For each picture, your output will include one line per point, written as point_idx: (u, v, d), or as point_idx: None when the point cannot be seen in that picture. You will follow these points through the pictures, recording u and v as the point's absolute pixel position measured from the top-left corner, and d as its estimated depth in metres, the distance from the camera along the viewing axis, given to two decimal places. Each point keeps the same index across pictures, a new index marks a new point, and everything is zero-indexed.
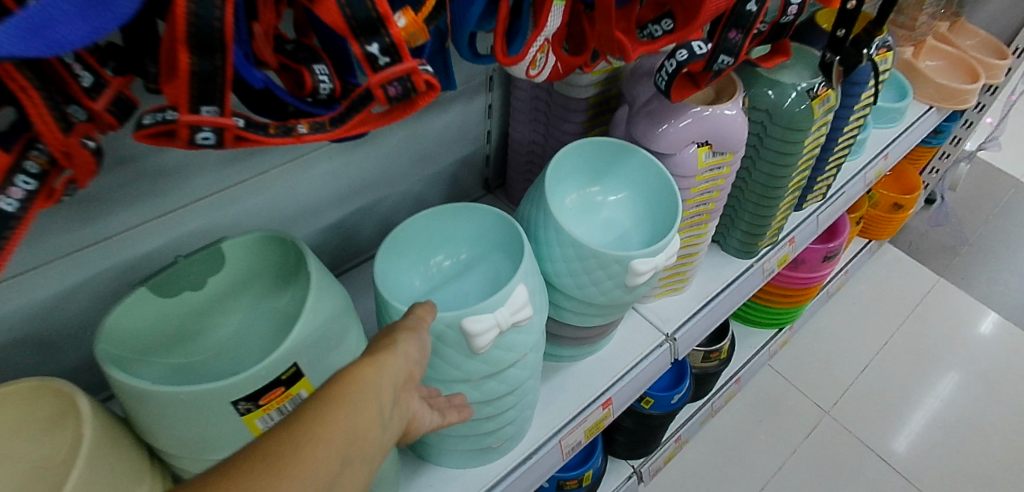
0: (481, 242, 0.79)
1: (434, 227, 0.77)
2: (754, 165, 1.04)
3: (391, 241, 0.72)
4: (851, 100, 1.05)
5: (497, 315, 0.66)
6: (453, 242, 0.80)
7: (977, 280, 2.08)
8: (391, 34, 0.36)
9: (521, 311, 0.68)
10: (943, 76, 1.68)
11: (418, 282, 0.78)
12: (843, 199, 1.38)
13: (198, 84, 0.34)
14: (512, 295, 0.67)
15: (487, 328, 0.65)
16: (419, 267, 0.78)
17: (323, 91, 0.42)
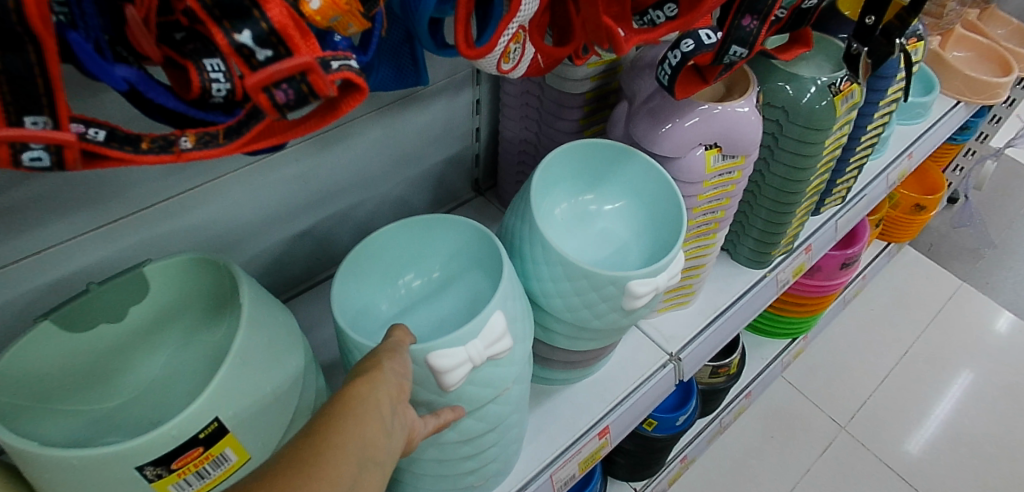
0: (456, 258, 0.69)
1: (403, 243, 0.67)
2: (768, 168, 0.94)
3: (351, 264, 0.62)
4: (877, 95, 0.94)
5: (469, 349, 0.53)
6: (425, 258, 0.70)
7: (1003, 285, 1.97)
8: (272, 18, 0.28)
9: (498, 343, 0.54)
10: (972, 68, 1.57)
11: (387, 307, 0.68)
12: (863, 202, 1.27)
13: (11, 85, 0.25)
14: (489, 325, 0.54)
15: (458, 364, 0.52)
16: (387, 288, 0.69)
17: (218, 94, 0.32)
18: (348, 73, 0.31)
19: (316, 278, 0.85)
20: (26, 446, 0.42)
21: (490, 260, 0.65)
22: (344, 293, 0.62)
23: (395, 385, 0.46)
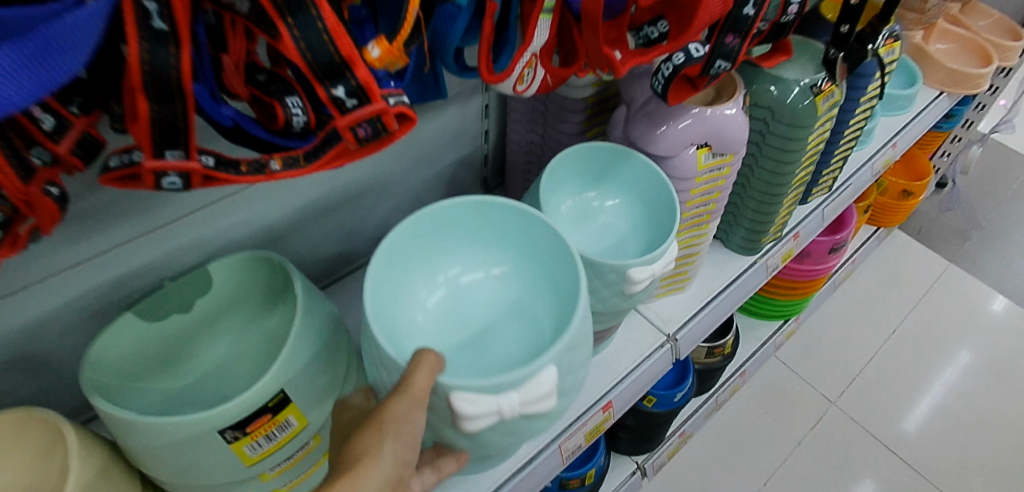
0: (520, 257, 0.68)
1: (467, 220, 0.67)
2: (756, 162, 1.02)
3: (410, 225, 0.63)
4: (857, 93, 1.01)
5: (502, 401, 0.50)
6: (485, 255, 0.69)
7: (988, 265, 2.05)
8: (357, 77, 0.36)
9: (537, 402, 0.51)
10: (956, 60, 1.63)
11: (428, 294, 0.67)
12: (849, 191, 1.35)
13: (160, 130, 0.33)
14: (531, 381, 0.51)
15: (483, 412, 0.50)
16: (433, 276, 0.68)
17: (297, 123, 0.40)
18: (404, 108, 0.38)
19: (342, 271, 0.92)
20: (128, 416, 0.49)
21: (554, 274, 0.64)
22: (390, 266, 0.62)
23: (393, 469, 0.45)
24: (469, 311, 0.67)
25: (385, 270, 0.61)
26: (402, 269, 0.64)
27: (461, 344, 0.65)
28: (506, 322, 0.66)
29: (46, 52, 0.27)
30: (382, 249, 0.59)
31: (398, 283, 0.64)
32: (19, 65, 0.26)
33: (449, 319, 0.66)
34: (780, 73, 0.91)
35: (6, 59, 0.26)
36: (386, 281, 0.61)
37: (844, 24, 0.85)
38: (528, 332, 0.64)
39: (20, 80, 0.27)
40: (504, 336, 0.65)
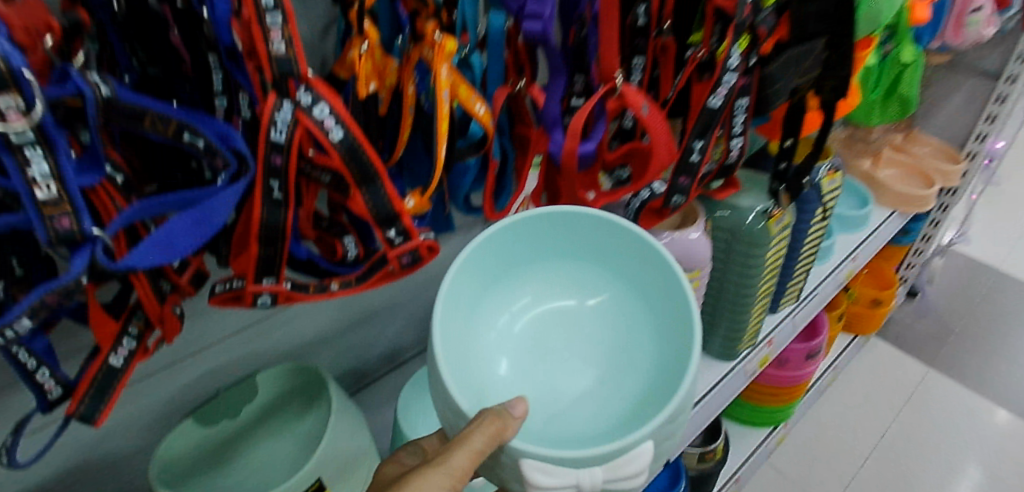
0: (627, 291, 0.63)
1: (578, 237, 0.62)
2: (724, 276, 1.16)
3: (513, 229, 0.58)
4: (806, 215, 1.17)
5: (583, 475, 0.47)
6: (589, 280, 0.64)
7: (967, 370, 2.13)
8: (404, 221, 0.49)
9: (622, 479, 0.48)
10: (904, 183, 1.69)
11: (514, 307, 0.64)
12: (816, 300, 1.45)
13: (262, 262, 0.46)
14: (623, 457, 0.47)
15: (564, 487, 0.47)
16: (527, 291, 0.64)
17: (350, 255, 0.55)
18: (433, 242, 0.51)
19: (372, 377, 0.97)
20: None
21: (660, 311, 0.59)
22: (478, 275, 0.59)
23: None
24: (553, 333, 0.64)
25: (471, 276, 0.57)
26: (493, 278, 0.61)
27: (526, 368, 0.62)
28: (584, 356, 0.63)
29: (204, 218, 0.41)
30: (472, 251, 0.56)
31: (484, 288, 0.61)
32: (189, 227, 0.40)
33: (526, 335, 0.64)
34: (737, 201, 1.06)
35: (181, 223, 0.40)
36: (471, 292, 0.58)
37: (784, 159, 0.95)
38: (617, 382, 0.60)
39: (190, 235, 0.40)
40: (579, 368, 0.62)
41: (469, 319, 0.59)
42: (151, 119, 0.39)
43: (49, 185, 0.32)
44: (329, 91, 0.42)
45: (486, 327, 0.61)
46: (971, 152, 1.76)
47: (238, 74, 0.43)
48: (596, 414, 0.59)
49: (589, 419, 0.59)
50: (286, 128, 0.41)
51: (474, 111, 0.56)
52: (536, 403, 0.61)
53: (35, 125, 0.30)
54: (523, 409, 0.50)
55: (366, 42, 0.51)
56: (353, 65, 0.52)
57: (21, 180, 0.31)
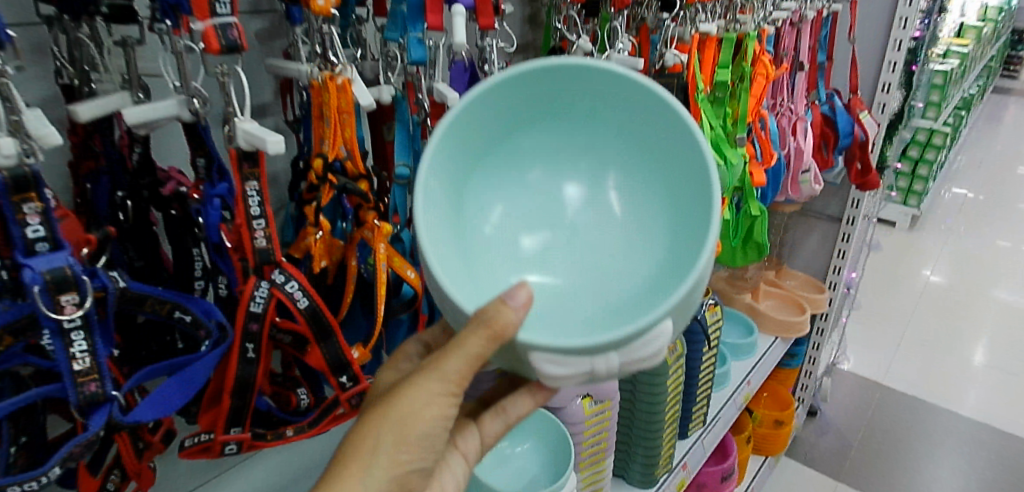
0: (639, 151, 0.51)
1: (570, 100, 0.49)
2: (634, 406, 1.16)
3: (479, 109, 0.46)
4: (697, 345, 1.27)
5: (598, 361, 0.40)
6: (589, 144, 0.52)
7: (888, 476, 1.94)
8: (353, 368, 0.60)
9: (642, 362, 0.41)
10: (781, 313, 1.76)
11: (499, 211, 0.52)
12: (720, 424, 1.50)
13: (232, 414, 0.55)
14: (641, 340, 0.40)
15: (577, 373, 0.41)
16: (516, 177, 0.52)
17: (303, 403, 0.64)
18: None
19: None
20: None
21: (691, 176, 0.47)
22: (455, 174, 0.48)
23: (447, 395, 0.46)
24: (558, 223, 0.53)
25: (440, 180, 0.46)
26: (472, 170, 0.50)
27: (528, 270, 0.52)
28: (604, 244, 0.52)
29: (189, 380, 0.50)
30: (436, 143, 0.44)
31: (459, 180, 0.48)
32: (176, 388, 0.49)
33: (531, 231, 0.53)
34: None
35: (169, 386, 0.49)
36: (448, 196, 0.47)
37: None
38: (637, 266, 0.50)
39: (178, 394, 0.49)
40: (598, 255, 0.52)
41: (453, 232, 0.48)
42: (153, 302, 0.49)
43: (85, 359, 0.41)
44: (297, 270, 0.54)
45: (476, 239, 0.50)
46: (833, 282, 1.83)
47: (221, 262, 0.55)
48: (617, 295, 0.49)
49: (601, 301, 0.49)
50: (263, 301, 0.53)
51: (407, 276, 0.68)
52: (548, 305, 0.50)
53: (83, 313, 0.41)
54: (525, 299, 0.42)
55: (320, 231, 0.64)
56: (308, 247, 0.65)
57: (65, 358, 0.41)
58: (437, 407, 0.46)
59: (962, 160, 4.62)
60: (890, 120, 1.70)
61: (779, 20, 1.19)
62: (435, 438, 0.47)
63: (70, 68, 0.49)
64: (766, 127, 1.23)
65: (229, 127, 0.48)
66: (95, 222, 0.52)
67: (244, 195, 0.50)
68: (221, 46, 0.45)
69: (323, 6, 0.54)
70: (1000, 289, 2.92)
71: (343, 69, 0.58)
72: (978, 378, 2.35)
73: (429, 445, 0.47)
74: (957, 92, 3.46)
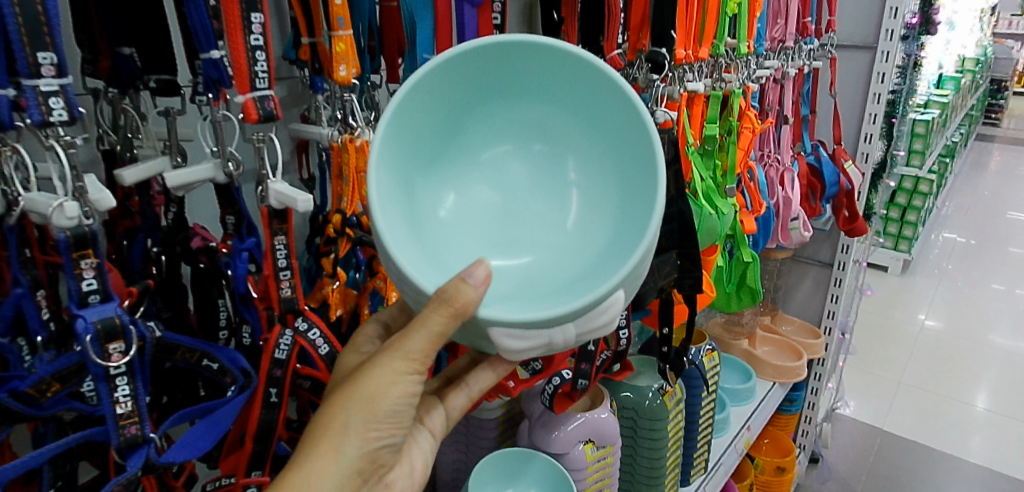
0: (583, 133, 0.54)
1: (516, 87, 0.53)
2: (635, 450, 1.16)
3: (432, 95, 0.49)
4: (696, 390, 1.29)
5: (556, 333, 0.44)
6: (540, 127, 0.55)
7: None
8: None
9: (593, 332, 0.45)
10: (778, 359, 1.78)
11: (451, 197, 0.55)
12: (722, 471, 1.48)
13: (253, 458, 0.57)
14: (595, 310, 0.44)
15: (535, 346, 0.44)
16: (470, 164, 0.56)
17: None
18: None
19: None
20: None
21: (632, 152, 0.51)
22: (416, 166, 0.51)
23: (408, 375, 0.47)
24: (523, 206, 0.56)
25: (397, 165, 0.49)
26: (427, 158, 0.53)
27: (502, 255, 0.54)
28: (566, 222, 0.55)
29: (217, 425, 0.53)
30: (394, 121, 0.48)
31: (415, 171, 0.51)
32: (204, 433, 0.52)
33: (486, 214, 0.55)
34: (635, 381, 1.14)
35: (198, 431, 0.52)
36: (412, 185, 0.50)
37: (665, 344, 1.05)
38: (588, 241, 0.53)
39: (206, 439, 0.52)
40: (552, 234, 0.54)
41: (411, 212, 0.51)
42: (183, 351, 0.53)
43: (127, 402, 0.46)
44: (318, 318, 0.58)
45: (432, 222, 0.53)
46: (828, 327, 1.86)
47: (246, 313, 0.59)
48: (565, 270, 0.52)
49: (554, 276, 0.51)
50: (287, 347, 0.57)
51: None
52: (505, 280, 0.52)
53: (128, 361, 0.45)
54: (485, 275, 0.44)
55: (337, 281, 0.67)
56: (324, 296, 0.67)
57: (109, 401, 0.45)
58: (401, 385, 0.48)
59: (950, 206, 4.72)
60: (874, 170, 1.77)
61: (763, 77, 1.26)
62: (404, 413, 0.49)
63: (113, 135, 0.53)
64: (754, 178, 1.29)
65: (261, 187, 0.54)
66: (130, 277, 0.56)
67: (272, 249, 0.55)
68: (259, 115, 0.51)
69: (345, 76, 0.60)
70: (997, 333, 2.95)
71: (362, 132, 0.63)
72: (978, 424, 2.34)
73: (396, 420, 0.49)
74: (939, 141, 3.58)
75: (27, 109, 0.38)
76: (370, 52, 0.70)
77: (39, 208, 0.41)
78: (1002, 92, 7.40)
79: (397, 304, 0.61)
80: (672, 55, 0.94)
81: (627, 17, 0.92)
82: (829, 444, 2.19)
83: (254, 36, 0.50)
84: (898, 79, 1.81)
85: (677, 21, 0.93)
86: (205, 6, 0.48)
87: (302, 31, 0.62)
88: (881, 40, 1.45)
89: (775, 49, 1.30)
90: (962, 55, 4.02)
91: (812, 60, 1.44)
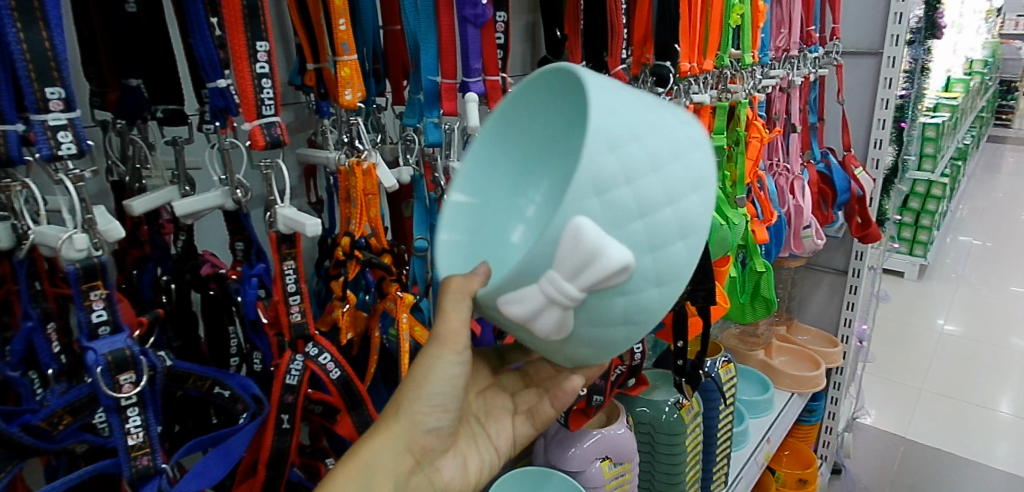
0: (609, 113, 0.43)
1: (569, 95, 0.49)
2: (653, 465, 1.14)
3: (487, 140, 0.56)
4: (713, 402, 1.26)
5: (545, 284, 0.40)
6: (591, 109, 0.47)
7: None
8: None
9: (589, 271, 0.38)
10: (795, 369, 1.75)
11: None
12: (743, 483, 1.44)
13: (266, 486, 0.57)
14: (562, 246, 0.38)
15: (536, 305, 0.41)
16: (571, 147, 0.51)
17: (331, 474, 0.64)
18: None
19: None
20: None
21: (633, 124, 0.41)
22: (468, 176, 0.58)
23: (452, 370, 0.52)
24: None
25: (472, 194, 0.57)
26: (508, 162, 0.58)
27: None
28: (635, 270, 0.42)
29: (226, 455, 0.52)
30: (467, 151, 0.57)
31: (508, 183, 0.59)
32: (214, 462, 0.52)
33: None
34: (651, 396, 1.13)
35: (209, 459, 0.51)
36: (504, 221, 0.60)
37: (681, 358, 1.02)
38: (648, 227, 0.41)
39: (218, 467, 0.52)
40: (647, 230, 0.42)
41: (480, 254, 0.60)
42: (194, 379, 0.52)
43: (138, 434, 0.46)
44: (329, 343, 0.58)
45: None
46: (846, 335, 1.83)
47: (257, 339, 0.59)
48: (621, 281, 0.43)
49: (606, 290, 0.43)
50: (298, 373, 0.56)
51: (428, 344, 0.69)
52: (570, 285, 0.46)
53: (138, 392, 0.45)
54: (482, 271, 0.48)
55: (346, 304, 0.66)
56: (334, 319, 0.67)
57: (121, 433, 0.45)
58: (447, 371, 0.52)
59: (965, 209, 4.67)
60: (886, 175, 1.75)
61: (769, 86, 1.25)
62: (447, 401, 0.53)
63: (123, 166, 0.54)
64: (764, 187, 1.28)
65: (270, 213, 0.54)
66: (141, 307, 0.56)
67: (281, 275, 0.55)
68: (266, 142, 0.51)
69: (350, 100, 0.60)
70: (1018, 336, 2.89)
71: (368, 154, 0.63)
72: (1005, 430, 2.28)
73: (442, 406, 0.53)
74: (951, 144, 3.54)
75: (35, 144, 0.39)
76: (376, 76, 0.71)
77: (48, 241, 0.42)
78: (1012, 93, 7.33)
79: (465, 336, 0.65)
80: (676, 68, 0.94)
81: (631, 30, 0.93)
82: (850, 454, 2.15)
83: (260, 64, 0.50)
84: (906, 84, 1.80)
85: (681, 35, 0.93)
86: (211, 37, 0.49)
87: (308, 57, 0.62)
88: (887, 46, 1.45)
89: (780, 58, 1.30)
90: (970, 57, 4.00)
91: (817, 67, 1.44)
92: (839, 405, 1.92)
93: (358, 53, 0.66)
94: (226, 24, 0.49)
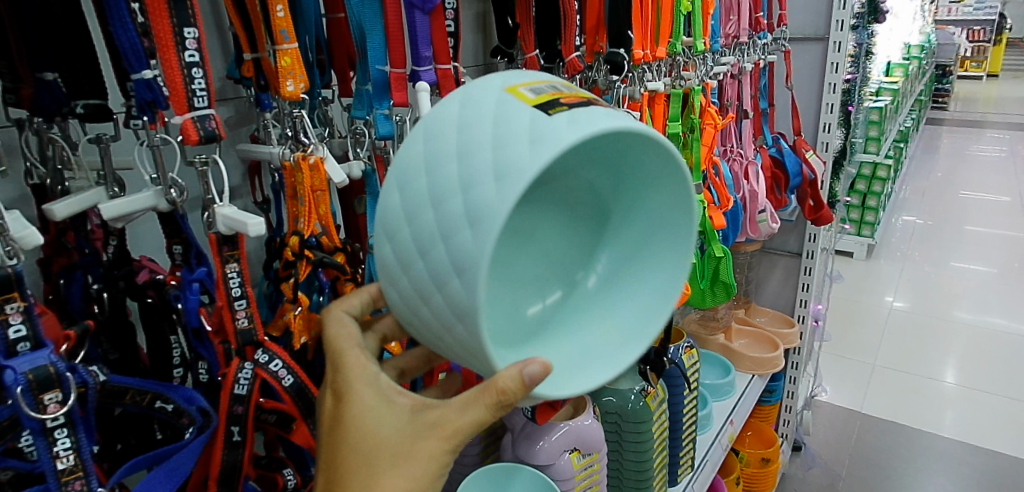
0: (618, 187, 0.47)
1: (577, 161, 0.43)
2: (622, 454, 1.13)
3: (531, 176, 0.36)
4: (677, 388, 1.26)
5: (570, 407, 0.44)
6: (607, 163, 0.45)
7: None
8: None
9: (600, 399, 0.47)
10: (755, 351, 1.77)
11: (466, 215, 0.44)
12: (709, 466, 1.46)
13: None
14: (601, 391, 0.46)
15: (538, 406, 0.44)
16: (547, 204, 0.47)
17: (290, 484, 0.61)
18: None
19: None
20: None
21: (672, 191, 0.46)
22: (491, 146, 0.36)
23: (436, 462, 0.43)
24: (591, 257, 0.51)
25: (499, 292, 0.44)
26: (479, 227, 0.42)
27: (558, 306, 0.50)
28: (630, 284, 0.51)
29: (170, 472, 0.49)
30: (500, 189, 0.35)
31: (471, 119, 0.38)
32: (158, 479, 0.48)
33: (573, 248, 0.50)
34: (616, 385, 1.12)
35: (152, 476, 0.48)
36: (408, 160, 0.40)
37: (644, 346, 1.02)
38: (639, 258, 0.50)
39: (162, 484, 0.48)
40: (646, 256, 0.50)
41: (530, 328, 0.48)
42: (133, 394, 0.49)
43: (69, 457, 0.42)
44: (280, 348, 0.55)
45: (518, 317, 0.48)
46: (801, 315, 1.87)
47: (201, 347, 0.55)
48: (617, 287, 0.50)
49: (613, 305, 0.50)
50: (247, 382, 0.53)
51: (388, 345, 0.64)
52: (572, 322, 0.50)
53: (67, 411, 0.41)
54: (540, 373, 0.39)
55: (298, 307, 0.62)
56: (286, 323, 0.63)
57: (48, 457, 0.41)
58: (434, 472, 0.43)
59: (908, 190, 4.85)
60: (835, 158, 1.79)
61: (721, 73, 1.26)
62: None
63: (43, 168, 0.49)
64: (720, 173, 1.28)
65: (208, 213, 0.51)
66: (70, 319, 0.52)
67: (224, 279, 0.52)
68: (200, 136, 0.47)
69: (293, 91, 0.56)
70: (960, 309, 3.02)
71: (315, 149, 0.59)
72: (952, 400, 2.38)
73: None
74: (893, 127, 3.67)
75: None
76: (320, 67, 0.68)
77: None
78: (947, 77, 7.66)
79: (366, 293, 0.52)
80: (630, 56, 0.93)
81: (581, 19, 0.90)
82: (810, 431, 2.20)
83: (189, 53, 0.47)
84: (851, 68, 1.84)
85: (633, 21, 0.92)
86: (133, 24, 0.46)
87: (244, 47, 0.58)
88: (833, 31, 1.47)
89: (730, 45, 1.30)
90: (908, 43, 4.15)
91: (767, 54, 1.45)
92: (798, 384, 1.96)
93: (300, 43, 0.62)
94: (148, 11, 0.45)
